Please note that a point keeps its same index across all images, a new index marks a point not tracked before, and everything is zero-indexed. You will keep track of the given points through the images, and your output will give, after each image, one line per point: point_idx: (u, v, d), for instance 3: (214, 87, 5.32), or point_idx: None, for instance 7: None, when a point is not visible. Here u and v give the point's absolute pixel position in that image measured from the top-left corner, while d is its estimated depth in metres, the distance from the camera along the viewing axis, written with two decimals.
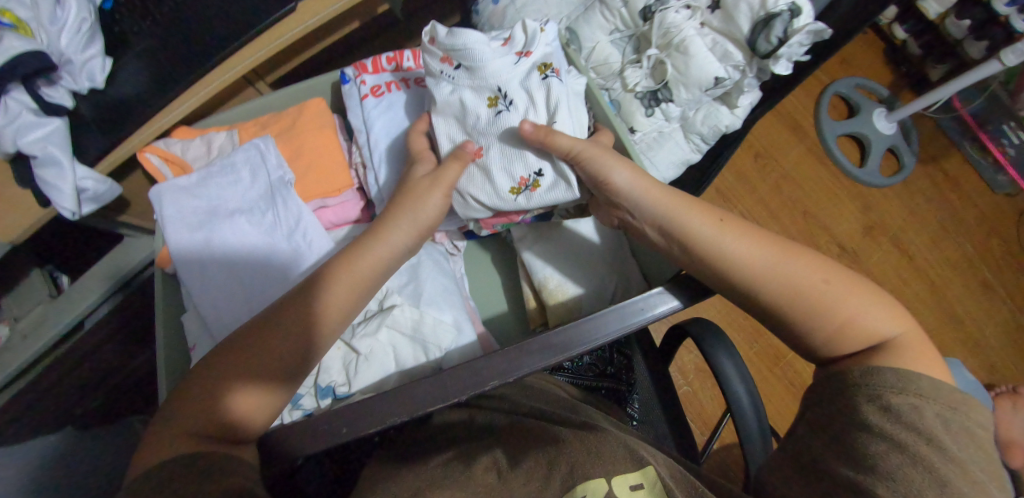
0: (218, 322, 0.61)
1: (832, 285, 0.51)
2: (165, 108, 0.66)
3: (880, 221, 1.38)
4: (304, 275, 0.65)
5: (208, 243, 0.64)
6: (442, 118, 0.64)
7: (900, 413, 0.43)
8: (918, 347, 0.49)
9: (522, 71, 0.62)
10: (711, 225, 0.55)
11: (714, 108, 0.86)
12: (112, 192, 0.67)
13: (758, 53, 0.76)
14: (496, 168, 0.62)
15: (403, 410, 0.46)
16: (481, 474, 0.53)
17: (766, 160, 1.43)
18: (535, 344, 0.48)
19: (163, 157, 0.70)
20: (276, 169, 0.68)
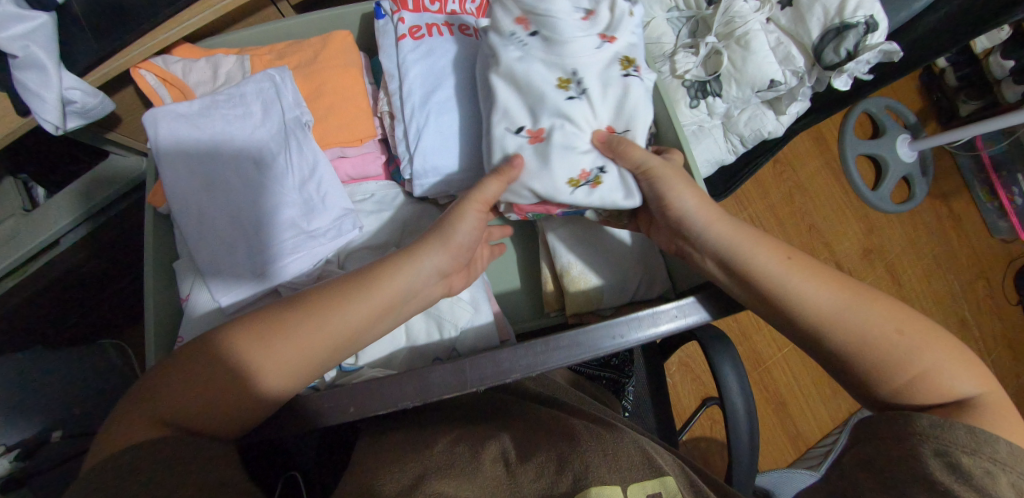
0: (218, 273, 0.56)
1: (906, 336, 0.46)
2: (175, 18, 0.58)
3: (879, 247, 1.38)
4: (314, 230, 0.59)
5: (210, 183, 0.58)
6: (504, 82, 0.58)
7: (970, 475, 0.39)
8: (1002, 408, 0.45)
9: (603, 58, 0.58)
10: (778, 263, 0.49)
11: (760, 111, 0.80)
12: (104, 108, 0.60)
13: (821, 64, 0.72)
14: (558, 156, 0.57)
15: (416, 393, 0.43)
16: (489, 466, 0.48)
17: (783, 168, 1.40)
18: (564, 339, 0.45)
19: (161, 77, 0.63)
20: (293, 108, 0.61)
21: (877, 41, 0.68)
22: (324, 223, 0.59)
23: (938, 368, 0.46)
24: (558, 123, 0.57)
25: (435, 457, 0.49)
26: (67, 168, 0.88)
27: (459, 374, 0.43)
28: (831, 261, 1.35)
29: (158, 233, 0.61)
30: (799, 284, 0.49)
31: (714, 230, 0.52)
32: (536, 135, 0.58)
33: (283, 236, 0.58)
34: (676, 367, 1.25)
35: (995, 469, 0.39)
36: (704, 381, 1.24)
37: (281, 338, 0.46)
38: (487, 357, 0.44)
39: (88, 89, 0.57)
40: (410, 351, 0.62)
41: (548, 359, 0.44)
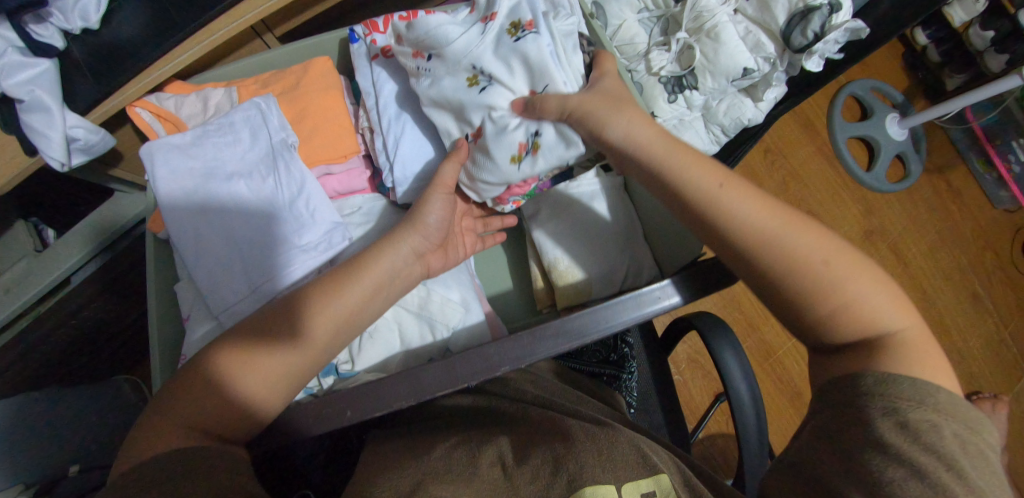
0: (216, 293, 0.58)
1: (831, 266, 0.48)
2: (167, 55, 0.61)
3: (879, 227, 1.38)
4: (303, 245, 0.61)
5: (203, 207, 0.60)
6: (434, 110, 0.62)
7: (918, 431, 0.42)
8: (919, 346, 0.47)
9: (491, 37, 0.59)
10: (711, 186, 0.50)
11: (739, 99, 0.82)
12: (105, 144, 0.63)
13: (791, 47, 0.73)
14: (493, 141, 0.58)
15: (411, 393, 0.44)
16: (487, 470, 0.50)
17: (773, 157, 1.41)
18: (550, 329, 0.46)
19: (156, 112, 0.66)
20: (279, 131, 0.64)
21: (841, 21, 0.70)
22: (314, 237, 0.62)
23: (883, 305, 0.48)
24: (479, 118, 0.59)
25: (436, 464, 0.50)
26: (74, 210, 0.91)
27: (451, 370, 0.45)
28: None
29: (160, 260, 0.63)
30: (763, 232, 0.49)
31: (679, 185, 0.51)
32: (477, 133, 0.60)
33: (275, 252, 0.60)
34: (684, 363, 1.24)
35: (940, 422, 0.42)
36: (714, 374, 1.23)
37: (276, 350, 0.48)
38: (476, 352, 0.45)
39: (90, 126, 0.60)
40: (405, 353, 0.63)
41: (537, 352, 0.45)
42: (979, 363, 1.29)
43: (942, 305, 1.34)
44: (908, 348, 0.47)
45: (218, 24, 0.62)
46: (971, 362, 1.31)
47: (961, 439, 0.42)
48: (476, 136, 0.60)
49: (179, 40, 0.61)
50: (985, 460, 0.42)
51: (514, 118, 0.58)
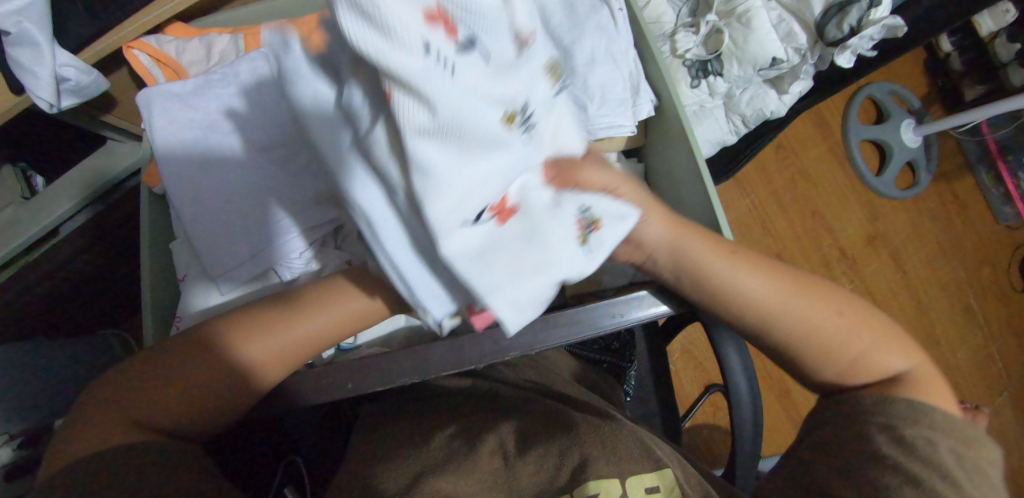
0: (213, 254, 0.56)
1: (844, 316, 0.50)
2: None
3: (882, 233, 1.37)
4: (305, 212, 0.57)
5: (201, 163, 0.57)
6: (399, 94, 0.27)
7: (913, 446, 0.42)
8: (929, 382, 0.49)
9: (537, 72, 0.32)
10: (725, 261, 0.49)
11: (762, 90, 0.79)
12: (97, 86, 0.59)
13: (824, 40, 0.71)
14: (540, 214, 0.36)
15: (417, 371, 0.42)
16: (488, 460, 0.50)
17: (785, 153, 1.38)
18: (563, 317, 0.45)
19: (155, 57, 0.63)
20: (285, 84, 0.60)
21: (881, 15, 0.67)
22: (317, 200, 0.57)
23: (873, 342, 0.50)
24: (524, 178, 0.35)
25: (440, 454, 0.50)
26: (63, 155, 0.87)
27: (458, 350, 0.43)
28: (833, 246, 1.34)
29: (155, 213, 0.61)
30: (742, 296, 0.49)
31: (663, 254, 0.49)
32: (505, 210, 0.35)
33: (276, 213, 0.57)
34: (679, 354, 1.24)
35: (935, 437, 0.43)
36: (707, 368, 1.23)
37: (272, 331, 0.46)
38: (485, 333, 0.43)
39: (83, 67, 0.56)
40: (409, 330, 0.60)
41: (551, 336, 0.44)
42: (964, 376, 1.30)
43: (935, 316, 1.34)
44: (915, 381, 0.49)
45: None
46: (956, 374, 1.32)
47: (956, 454, 0.42)
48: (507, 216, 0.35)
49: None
50: (983, 474, 0.42)
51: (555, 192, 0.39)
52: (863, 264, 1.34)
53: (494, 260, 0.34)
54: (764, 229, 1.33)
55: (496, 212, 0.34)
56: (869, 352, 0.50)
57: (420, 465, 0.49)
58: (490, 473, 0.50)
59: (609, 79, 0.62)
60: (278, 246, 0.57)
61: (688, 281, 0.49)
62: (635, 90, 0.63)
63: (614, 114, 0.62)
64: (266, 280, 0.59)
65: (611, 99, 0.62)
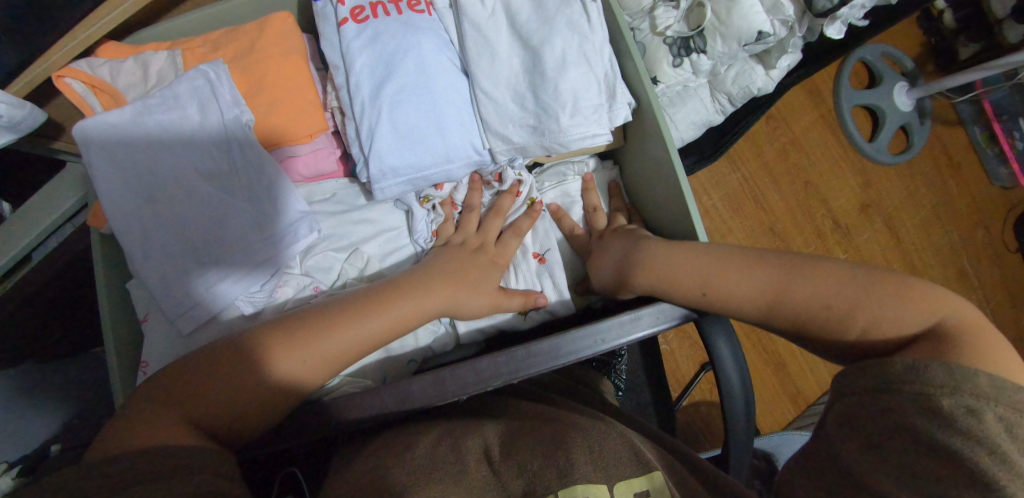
0: (168, 295, 0.53)
1: (838, 306, 0.46)
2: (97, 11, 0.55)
3: (876, 201, 1.34)
4: (266, 237, 0.55)
5: (150, 199, 0.53)
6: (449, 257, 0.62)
7: (950, 417, 0.36)
8: (977, 332, 0.43)
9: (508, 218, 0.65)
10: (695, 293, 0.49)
11: (749, 66, 0.75)
12: (32, 118, 0.55)
13: (813, 10, 0.66)
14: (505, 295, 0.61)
15: (398, 403, 0.43)
16: (475, 467, 0.44)
17: (776, 125, 1.34)
18: (546, 344, 0.44)
19: (89, 83, 0.56)
20: (231, 107, 0.56)
21: None
22: (276, 228, 0.56)
23: (884, 313, 0.45)
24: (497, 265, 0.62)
25: (422, 460, 0.44)
26: (15, 172, 0.83)
27: (441, 384, 0.43)
28: (826, 218, 1.32)
29: (109, 252, 0.57)
30: (732, 280, 0.49)
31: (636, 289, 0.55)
32: None
33: (235, 244, 0.55)
34: (672, 334, 1.22)
35: (980, 406, 0.36)
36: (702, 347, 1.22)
37: (307, 347, 0.45)
38: (466, 364, 0.43)
39: (11, 100, 0.52)
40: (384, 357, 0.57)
41: (531, 367, 0.43)
42: None
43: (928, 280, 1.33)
44: (957, 338, 0.42)
45: None
46: None
47: (1009, 425, 0.35)
48: None
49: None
50: None
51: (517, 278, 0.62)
52: (856, 234, 1.32)
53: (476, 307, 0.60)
54: (756, 204, 1.30)
55: None
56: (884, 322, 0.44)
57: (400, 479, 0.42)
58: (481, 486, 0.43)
59: (579, 81, 0.58)
60: (241, 282, 0.55)
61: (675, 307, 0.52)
62: (610, 92, 0.59)
63: (587, 123, 0.59)
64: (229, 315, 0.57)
65: (584, 107, 0.58)
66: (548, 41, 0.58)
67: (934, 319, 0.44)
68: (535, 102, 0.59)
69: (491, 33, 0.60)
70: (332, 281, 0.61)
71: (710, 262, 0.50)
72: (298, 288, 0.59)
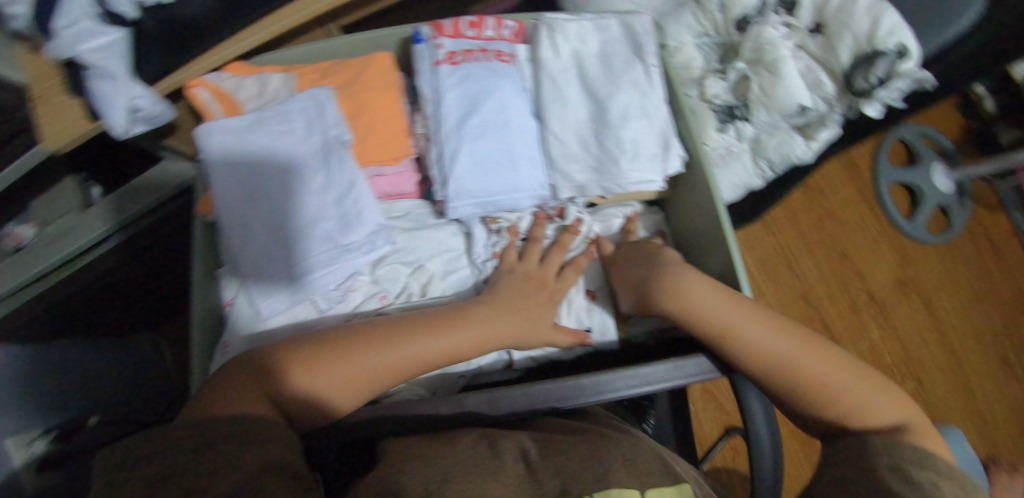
0: (258, 282, 0.59)
1: (828, 384, 0.51)
2: (240, 34, 0.64)
3: (913, 278, 1.34)
4: (350, 243, 0.62)
5: (254, 198, 0.60)
6: None
7: (921, 487, 0.40)
8: (923, 434, 0.48)
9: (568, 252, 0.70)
10: (721, 309, 0.53)
11: (790, 137, 0.79)
12: (166, 116, 0.66)
13: (852, 91, 0.72)
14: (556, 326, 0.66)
15: (450, 415, 0.48)
16: (512, 463, 0.43)
17: (813, 194, 1.37)
18: (586, 380, 0.49)
19: (215, 93, 0.64)
20: (334, 126, 0.63)
21: (909, 69, 0.69)
22: (358, 236, 0.62)
23: (868, 403, 0.50)
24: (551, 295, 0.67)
25: (454, 459, 0.43)
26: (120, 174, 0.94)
27: (494, 401, 0.48)
28: (861, 290, 1.32)
29: (206, 240, 0.64)
30: (745, 339, 0.52)
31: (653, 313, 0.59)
32: None
33: (318, 249, 0.60)
34: (699, 394, 1.21)
35: (938, 479, 0.41)
36: (728, 410, 1.20)
37: (367, 353, 0.50)
38: (520, 392, 0.48)
39: (153, 98, 0.63)
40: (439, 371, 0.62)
41: (572, 399, 0.48)
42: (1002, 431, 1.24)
43: (967, 365, 1.29)
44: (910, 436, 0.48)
45: (287, 11, 0.64)
46: (994, 427, 1.25)
47: None
48: None
49: (247, 24, 0.64)
50: None
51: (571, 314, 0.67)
52: (892, 310, 1.31)
53: None
54: (790, 270, 1.32)
55: None
56: (856, 410, 0.50)
57: (428, 478, 0.41)
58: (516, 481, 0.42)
59: (639, 132, 0.64)
60: (319, 283, 0.60)
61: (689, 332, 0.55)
62: (665, 144, 0.64)
63: (645, 170, 0.64)
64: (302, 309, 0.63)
65: (643, 155, 0.64)
66: (614, 97, 0.65)
67: (892, 416, 0.50)
68: (598, 148, 0.65)
69: (564, 86, 0.67)
70: (398, 291, 0.67)
71: (727, 315, 0.53)
72: (367, 295, 0.65)
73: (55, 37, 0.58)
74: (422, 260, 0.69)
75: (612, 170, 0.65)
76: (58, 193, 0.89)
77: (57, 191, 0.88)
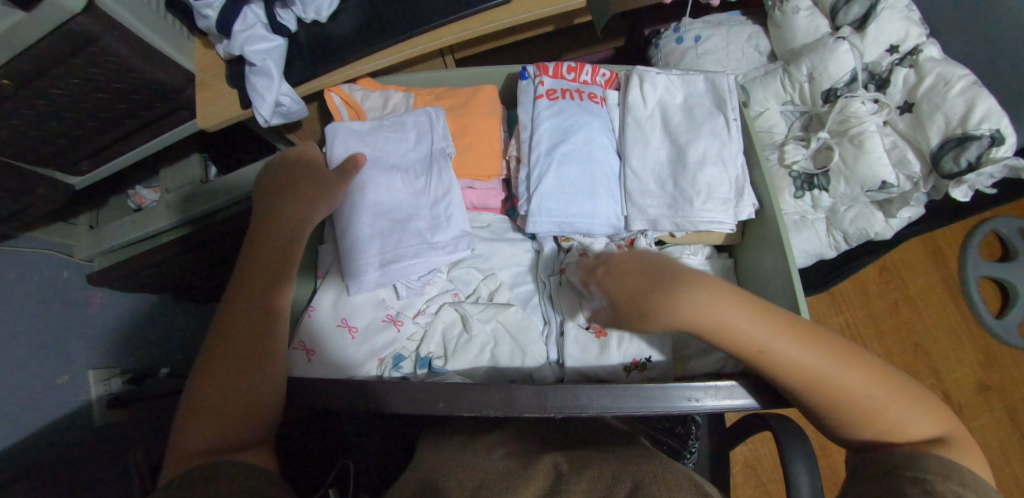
0: (351, 262, 0.65)
1: (872, 395, 0.48)
2: (370, 57, 0.74)
3: (997, 384, 1.23)
4: (438, 242, 0.68)
5: (361, 190, 0.68)
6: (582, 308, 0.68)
7: None
8: (962, 445, 0.48)
9: None
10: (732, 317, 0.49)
11: (869, 210, 0.79)
12: (299, 112, 0.78)
13: (940, 171, 0.71)
14: (615, 351, 0.66)
15: (500, 405, 0.49)
16: (541, 476, 0.47)
17: (890, 276, 1.31)
18: (628, 389, 0.51)
19: (345, 99, 0.78)
20: (441, 140, 0.71)
21: (1002, 155, 0.67)
22: (444, 239, 0.68)
23: (905, 416, 0.48)
24: None
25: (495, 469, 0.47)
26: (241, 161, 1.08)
27: (541, 397, 0.50)
28: (936, 387, 1.23)
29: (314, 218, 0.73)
30: (775, 354, 0.49)
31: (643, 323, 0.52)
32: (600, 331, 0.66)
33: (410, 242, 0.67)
34: (740, 465, 1.16)
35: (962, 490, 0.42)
36: (769, 489, 1.14)
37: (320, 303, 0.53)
38: (567, 387, 0.50)
39: (295, 97, 0.75)
40: (492, 369, 0.67)
41: (615, 409, 0.50)
42: None
43: None
44: (950, 448, 0.47)
45: (420, 40, 0.74)
46: None
47: None
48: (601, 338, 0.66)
49: (383, 46, 0.74)
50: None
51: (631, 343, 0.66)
52: (969, 414, 1.20)
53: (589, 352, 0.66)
54: None
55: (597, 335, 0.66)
56: (900, 424, 0.48)
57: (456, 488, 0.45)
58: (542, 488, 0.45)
59: (714, 179, 0.67)
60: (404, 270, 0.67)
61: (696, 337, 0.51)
62: (738, 191, 0.67)
63: (716, 211, 0.66)
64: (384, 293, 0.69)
65: (716, 196, 0.66)
66: (695, 143, 0.68)
67: (934, 428, 0.49)
68: (675, 187, 0.68)
69: (648, 129, 0.71)
70: (470, 292, 0.73)
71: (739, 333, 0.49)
72: (441, 290, 0.72)
73: (231, 38, 0.70)
74: (495, 268, 0.74)
75: (685, 209, 0.68)
76: (180, 167, 1.01)
77: (184, 163, 1.01)
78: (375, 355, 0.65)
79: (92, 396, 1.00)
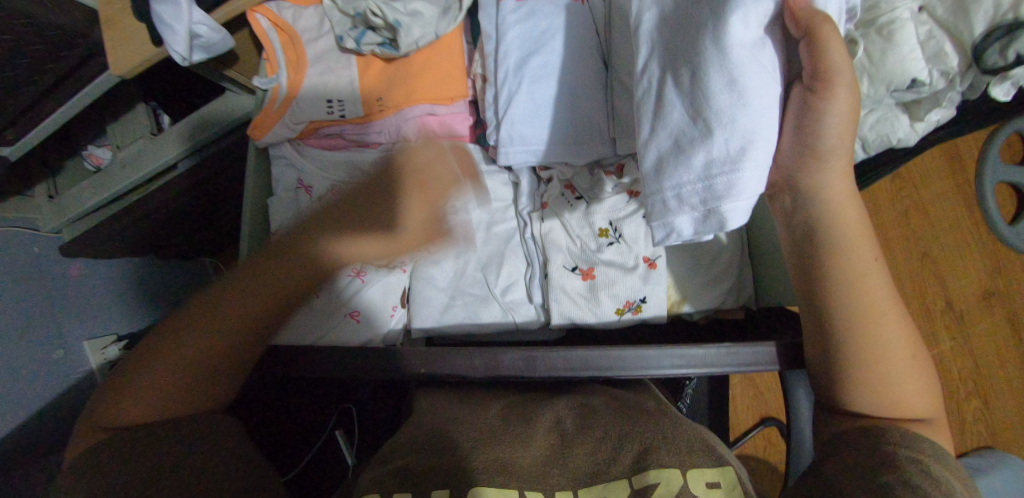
0: None
1: (912, 361, 0.50)
2: None
3: (1005, 290, 1.20)
4: None
5: (516, 70, 0.60)
6: (558, 252, 0.64)
7: None
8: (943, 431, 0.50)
9: (627, 210, 0.64)
10: (864, 255, 0.51)
11: (894, 114, 0.70)
12: (224, 44, 0.65)
13: (981, 67, 0.61)
14: (605, 292, 0.63)
15: (487, 368, 0.45)
16: (543, 435, 0.45)
17: (903, 185, 1.23)
18: (627, 354, 0.46)
19: (272, 22, 0.67)
20: (541, 27, 0.61)
21: None
22: (506, 134, 0.61)
23: (916, 393, 0.49)
24: (599, 256, 0.63)
25: (488, 427, 0.45)
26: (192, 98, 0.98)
27: (530, 361, 0.46)
28: (939, 297, 1.20)
29: (259, 164, 0.66)
30: (852, 276, 0.50)
31: (804, 210, 0.51)
32: (588, 273, 0.63)
33: (766, 62, 0.43)
34: (739, 378, 1.16)
35: None
36: (767, 400, 1.15)
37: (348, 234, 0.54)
38: (560, 354, 0.46)
39: (213, 25, 0.62)
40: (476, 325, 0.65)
41: (613, 369, 0.45)
42: None
43: None
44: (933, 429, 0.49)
45: None
46: None
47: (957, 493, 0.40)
48: (587, 279, 0.63)
49: None
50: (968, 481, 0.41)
51: (623, 283, 0.63)
52: (971, 322, 1.19)
53: (579, 295, 0.63)
54: None
55: (585, 277, 0.63)
56: (902, 396, 0.49)
57: (467, 441, 0.43)
58: (543, 451, 0.44)
59: None
60: (771, 132, 0.43)
61: (805, 242, 0.52)
62: None
63: None
64: (698, 196, 0.44)
65: None
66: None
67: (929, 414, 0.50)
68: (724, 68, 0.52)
69: None
70: None
71: (830, 240, 0.51)
72: None
73: None
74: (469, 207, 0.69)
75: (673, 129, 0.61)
76: (134, 120, 0.95)
77: (135, 116, 0.95)
78: (342, 313, 0.59)
79: (91, 366, 0.98)
